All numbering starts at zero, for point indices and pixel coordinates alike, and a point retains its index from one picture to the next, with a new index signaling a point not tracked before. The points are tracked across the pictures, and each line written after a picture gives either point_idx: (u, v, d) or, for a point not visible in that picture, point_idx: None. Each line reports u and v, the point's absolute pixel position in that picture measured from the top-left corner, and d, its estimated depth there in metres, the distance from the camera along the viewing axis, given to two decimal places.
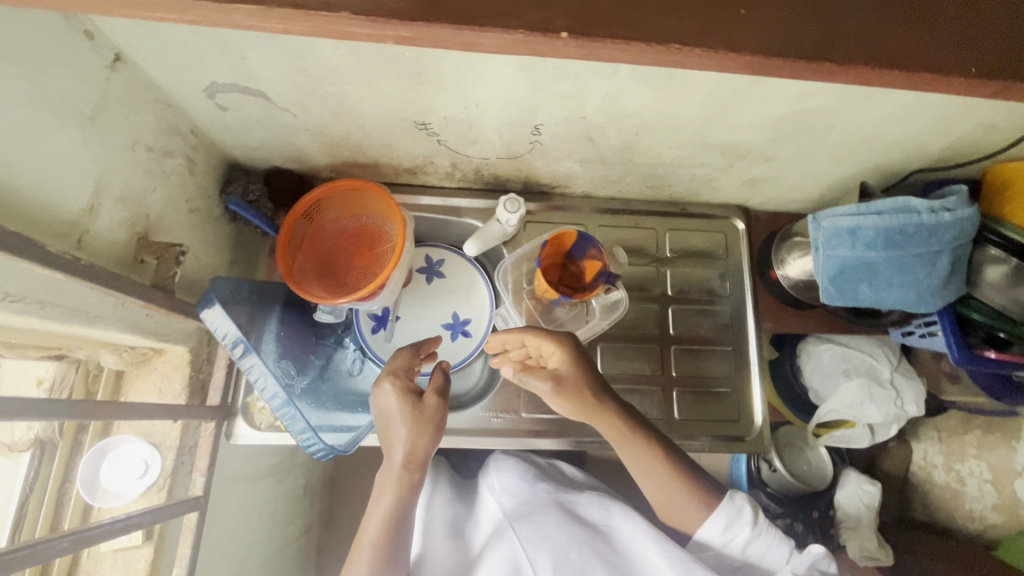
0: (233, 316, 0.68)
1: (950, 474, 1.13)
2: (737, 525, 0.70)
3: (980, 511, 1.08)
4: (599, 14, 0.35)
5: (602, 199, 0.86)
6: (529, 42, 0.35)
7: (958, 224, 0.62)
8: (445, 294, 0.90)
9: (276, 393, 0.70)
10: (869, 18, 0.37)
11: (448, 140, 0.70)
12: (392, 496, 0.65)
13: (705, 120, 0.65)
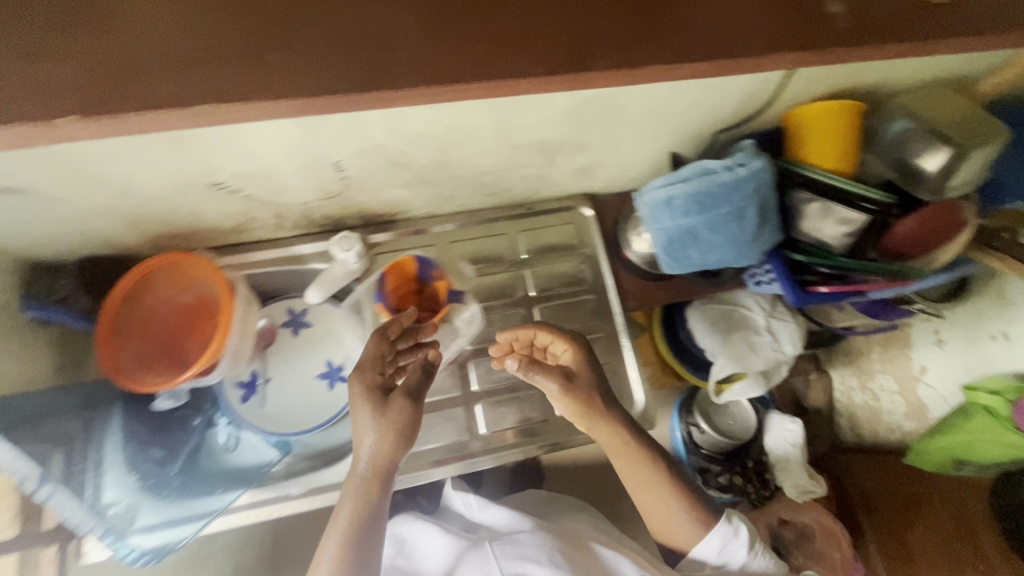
0: (31, 450, 0.64)
1: (866, 393, 1.28)
2: (732, 547, 0.72)
3: (896, 421, 1.23)
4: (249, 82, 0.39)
5: (448, 215, 0.85)
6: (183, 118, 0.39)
7: (753, 175, 0.65)
8: (315, 343, 0.87)
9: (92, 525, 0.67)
10: (500, 37, 0.42)
11: (254, 194, 0.67)
12: (351, 506, 0.65)
13: (501, 125, 0.65)
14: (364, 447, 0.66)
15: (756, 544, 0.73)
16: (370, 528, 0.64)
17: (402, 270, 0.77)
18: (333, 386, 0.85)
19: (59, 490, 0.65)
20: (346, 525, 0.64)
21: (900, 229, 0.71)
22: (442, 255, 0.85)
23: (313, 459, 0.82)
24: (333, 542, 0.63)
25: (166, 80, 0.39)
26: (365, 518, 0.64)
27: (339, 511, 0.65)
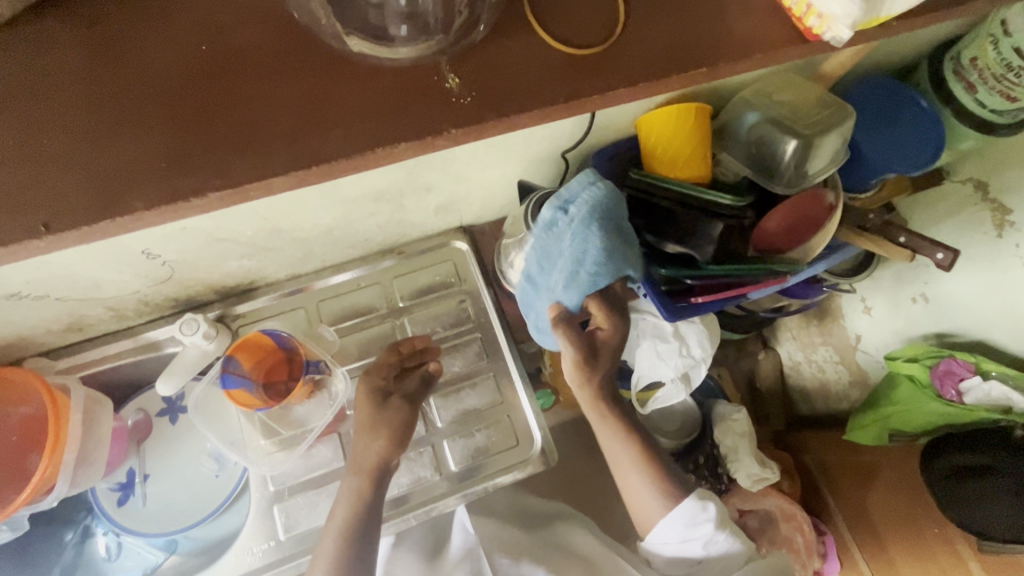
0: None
1: (813, 365, 1.30)
2: (700, 523, 0.70)
3: (843, 391, 1.24)
4: None
5: (314, 272, 0.81)
6: None
7: (583, 205, 0.63)
8: (194, 428, 0.81)
9: None
10: (222, 132, 0.39)
11: (67, 295, 0.62)
12: (349, 506, 0.65)
13: (320, 184, 0.60)
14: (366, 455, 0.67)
15: (725, 525, 0.71)
16: (365, 530, 0.64)
17: (257, 345, 0.72)
18: (217, 472, 0.79)
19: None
20: (343, 523, 0.65)
21: (766, 226, 0.70)
22: (313, 316, 0.80)
23: (203, 556, 0.76)
24: (331, 539, 0.64)
25: None
26: (363, 513, 0.65)
27: (336, 514, 0.65)
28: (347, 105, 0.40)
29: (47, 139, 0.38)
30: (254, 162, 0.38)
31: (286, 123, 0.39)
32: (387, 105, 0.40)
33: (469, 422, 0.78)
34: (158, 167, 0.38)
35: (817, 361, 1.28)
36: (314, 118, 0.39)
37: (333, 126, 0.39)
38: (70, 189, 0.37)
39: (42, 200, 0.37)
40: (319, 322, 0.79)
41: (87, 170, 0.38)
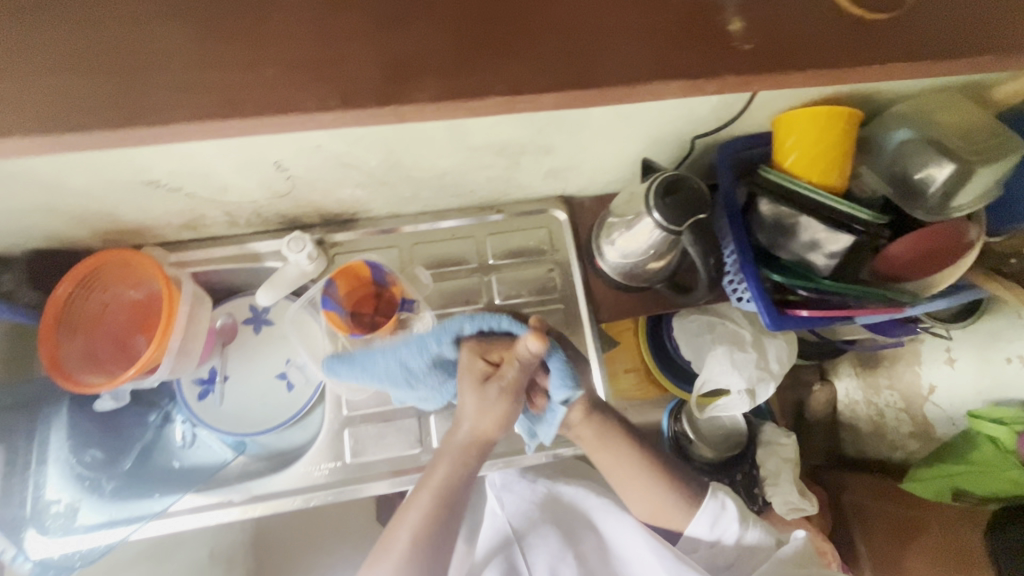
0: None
1: (871, 407, 1.19)
2: (725, 522, 0.77)
3: (900, 439, 1.15)
4: (142, 94, 0.38)
5: (413, 216, 0.82)
6: (88, 135, 0.37)
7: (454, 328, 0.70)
8: (276, 342, 0.85)
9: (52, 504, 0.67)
10: (405, 53, 0.40)
11: (197, 192, 0.65)
12: (447, 470, 0.69)
13: (453, 127, 0.60)
14: (463, 425, 0.69)
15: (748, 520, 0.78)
16: (454, 495, 0.69)
17: (354, 276, 0.74)
18: (292, 387, 0.82)
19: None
20: (438, 489, 0.68)
21: (891, 252, 0.65)
22: (405, 257, 0.81)
23: (269, 460, 0.81)
24: (427, 497, 0.68)
25: (63, 98, 0.37)
26: (459, 485, 0.69)
27: (428, 479, 0.69)
28: (535, 48, 0.41)
29: (247, 37, 0.39)
30: (445, 84, 0.40)
31: (468, 57, 0.40)
32: (577, 55, 0.41)
33: None
34: (358, 87, 0.39)
35: (877, 405, 1.18)
36: (492, 57, 0.40)
37: (505, 71, 0.40)
38: (263, 86, 0.38)
39: (233, 97, 0.38)
40: (411, 264, 0.81)
41: (282, 73, 0.39)
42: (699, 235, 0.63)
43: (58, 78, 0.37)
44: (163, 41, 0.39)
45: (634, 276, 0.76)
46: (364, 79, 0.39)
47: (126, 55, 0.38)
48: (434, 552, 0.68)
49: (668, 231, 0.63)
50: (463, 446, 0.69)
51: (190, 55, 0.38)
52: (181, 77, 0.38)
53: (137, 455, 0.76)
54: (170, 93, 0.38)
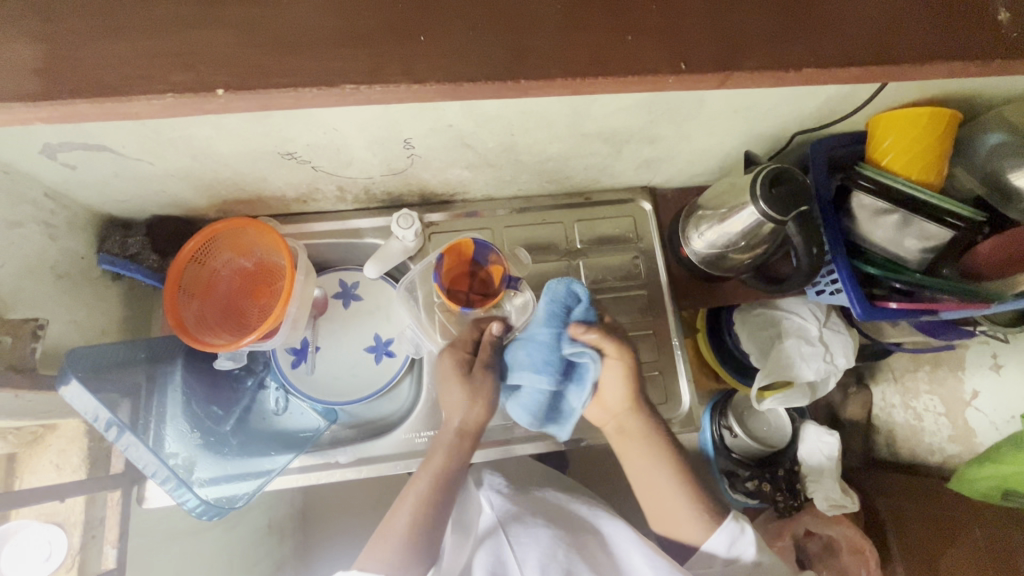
0: (101, 394, 0.61)
1: (909, 412, 1.21)
2: (740, 546, 0.70)
3: (938, 444, 1.15)
4: (349, 48, 0.40)
5: (505, 200, 0.85)
6: (300, 93, 0.40)
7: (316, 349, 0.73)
8: (364, 316, 0.88)
9: (156, 472, 0.62)
10: (588, 26, 0.42)
11: (323, 165, 0.68)
12: (443, 456, 0.72)
13: (574, 112, 0.63)
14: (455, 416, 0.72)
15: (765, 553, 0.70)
16: (452, 484, 0.71)
17: (459, 253, 0.77)
18: (380, 360, 0.86)
19: (136, 442, 0.62)
20: (435, 478, 0.71)
21: (981, 250, 0.67)
22: (497, 239, 0.84)
23: (358, 429, 0.85)
24: (422, 484, 0.70)
25: (279, 57, 0.40)
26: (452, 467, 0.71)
27: (428, 466, 0.71)
28: (747, 29, 0.43)
29: (459, 6, 0.41)
30: (659, 48, 0.43)
31: (648, 36, 0.42)
32: (741, 36, 0.43)
33: None
34: (576, 58, 0.42)
35: (916, 409, 1.19)
36: (671, 37, 0.43)
37: (678, 47, 0.43)
38: (462, 55, 0.41)
39: (446, 64, 0.41)
40: (501, 246, 0.84)
41: (499, 39, 0.41)
42: (805, 224, 0.66)
43: (279, 40, 0.40)
44: (379, 6, 0.41)
45: (719, 265, 0.79)
46: (581, 48, 0.42)
47: (337, 17, 0.40)
48: (430, 539, 0.69)
49: (773, 220, 0.66)
50: (462, 436, 0.72)
51: (392, 20, 0.41)
52: (385, 38, 0.40)
53: (238, 417, 0.79)
54: (374, 50, 0.40)
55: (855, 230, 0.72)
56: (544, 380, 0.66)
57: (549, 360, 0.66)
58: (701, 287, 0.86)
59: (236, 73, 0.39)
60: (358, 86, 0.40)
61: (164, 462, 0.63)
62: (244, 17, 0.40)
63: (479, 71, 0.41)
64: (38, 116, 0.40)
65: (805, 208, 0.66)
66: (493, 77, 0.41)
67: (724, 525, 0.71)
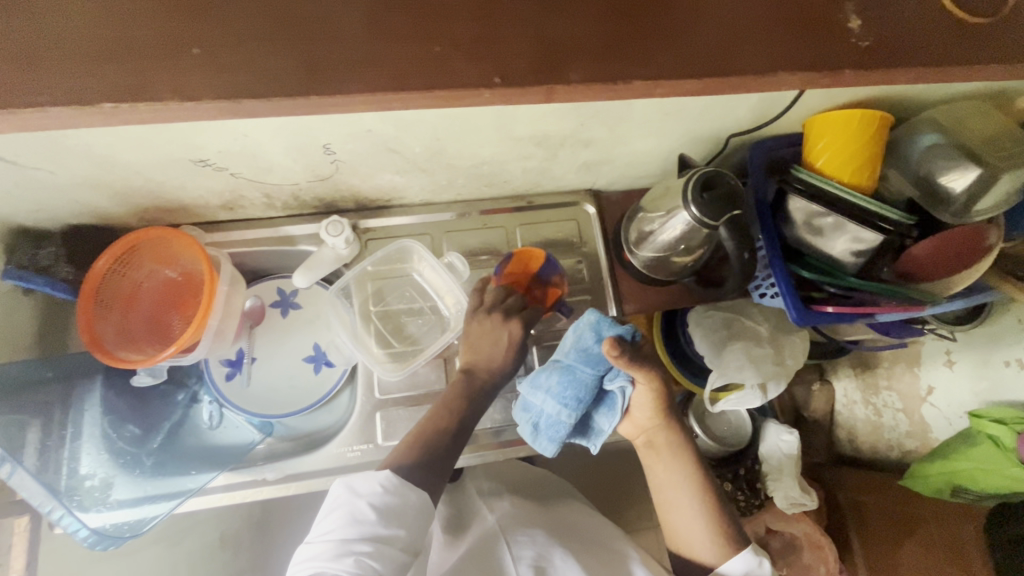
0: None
1: (869, 408, 1.20)
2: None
3: (897, 439, 1.15)
4: (225, 61, 0.39)
5: (444, 204, 0.83)
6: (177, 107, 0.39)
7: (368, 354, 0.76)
8: (303, 325, 0.85)
9: (48, 504, 0.61)
10: (479, 33, 0.42)
11: (242, 172, 0.65)
12: (447, 397, 0.69)
13: (499, 116, 0.61)
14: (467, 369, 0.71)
15: None
16: (454, 423, 0.67)
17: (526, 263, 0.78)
18: (319, 371, 0.83)
19: (26, 472, 0.60)
20: (436, 415, 0.67)
21: (916, 252, 0.67)
22: (437, 244, 0.82)
23: (295, 442, 0.82)
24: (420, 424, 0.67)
25: (154, 72, 0.38)
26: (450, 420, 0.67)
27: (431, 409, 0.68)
28: (579, 36, 0.42)
29: (347, 17, 0.40)
30: (440, 72, 0.41)
31: (540, 46, 0.42)
32: (629, 40, 0.43)
33: None
34: (385, 75, 0.40)
35: (876, 406, 1.19)
36: (561, 44, 0.42)
37: (571, 54, 0.42)
38: (345, 67, 0.40)
39: (234, 81, 0.39)
40: (442, 252, 0.82)
41: (293, 48, 0.39)
42: (736, 229, 0.65)
43: (148, 53, 0.38)
44: (259, 16, 0.40)
45: (662, 270, 0.78)
46: (390, 63, 0.40)
47: (217, 28, 0.39)
48: (428, 473, 0.62)
49: (705, 225, 0.65)
50: (459, 383, 0.70)
51: (270, 29, 0.39)
52: (266, 47, 0.39)
53: (169, 431, 0.76)
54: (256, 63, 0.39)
55: (791, 233, 0.71)
56: (567, 411, 0.67)
57: (575, 393, 0.67)
58: (648, 290, 0.85)
59: (67, 84, 0.37)
60: (129, 93, 0.38)
61: (51, 489, 0.61)
62: (111, 32, 0.39)
63: (367, 81, 0.40)
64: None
65: (737, 213, 0.65)
66: (383, 88, 0.40)
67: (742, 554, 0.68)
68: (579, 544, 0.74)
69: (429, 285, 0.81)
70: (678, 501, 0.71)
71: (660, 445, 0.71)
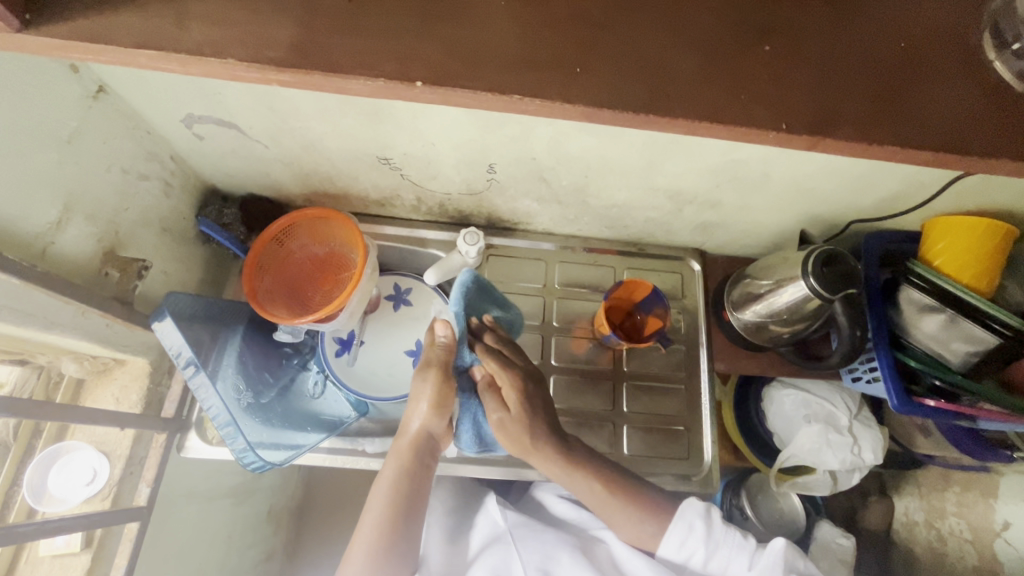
0: (187, 332, 0.68)
1: (931, 532, 1.05)
2: (690, 542, 0.71)
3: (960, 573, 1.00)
4: (451, 67, 0.36)
5: (562, 237, 0.90)
6: (392, 90, 0.36)
7: (316, 377, 0.86)
8: (410, 322, 0.89)
9: (218, 411, 0.68)
10: (769, 77, 0.37)
11: (411, 175, 0.74)
12: (395, 466, 0.69)
13: (648, 167, 0.68)
14: (411, 421, 0.70)
15: (717, 534, 0.71)
16: (406, 497, 0.68)
17: (632, 290, 0.82)
18: (417, 366, 0.86)
19: (206, 383, 0.68)
20: (386, 495, 0.68)
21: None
22: (550, 270, 0.89)
23: (384, 427, 0.84)
24: (380, 497, 0.68)
25: (435, 60, 0.36)
26: (405, 479, 0.69)
27: (387, 465, 0.70)
28: (842, 70, 0.38)
29: (631, 28, 0.37)
30: (695, 99, 0.36)
31: (822, 73, 0.37)
32: (895, 98, 0.38)
33: (645, 418, 0.83)
34: (638, 92, 0.36)
35: (939, 531, 1.04)
36: (832, 70, 0.38)
37: (880, 108, 0.37)
38: (628, 82, 0.36)
39: (517, 67, 0.36)
40: (554, 279, 0.88)
41: (564, 33, 0.37)
42: (850, 306, 0.69)
43: (434, 10, 0.37)
44: (566, 31, 0.37)
45: (761, 334, 0.80)
46: (647, 77, 0.36)
47: None
48: (397, 554, 0.67)
49: (820, 297, 0.68)
50: (406, 445, 0.70)
51: None
52: (494, 55, 0.36)
53: (278, 391, 0.81)
54: (550, 55, 0.36)
55: (901, 324, 0.74)
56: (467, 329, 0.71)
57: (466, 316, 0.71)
58: (739, 352, 0.88)
59: None
60: (397, 65, 0.36)
61: (223, 400, 0.69)
62: None
63: (568, 93, 0.35)
64: (175, 69, 0.37)
65: (852, 292, 0.68)
66: (643, 108, 0.36)
67: (680, 515, 0.72)
68: (577, 540, 0.78)
69: (535, 305, 0.87)
70: (618, 495, 0.72)
71: (629, 494, 0.72)
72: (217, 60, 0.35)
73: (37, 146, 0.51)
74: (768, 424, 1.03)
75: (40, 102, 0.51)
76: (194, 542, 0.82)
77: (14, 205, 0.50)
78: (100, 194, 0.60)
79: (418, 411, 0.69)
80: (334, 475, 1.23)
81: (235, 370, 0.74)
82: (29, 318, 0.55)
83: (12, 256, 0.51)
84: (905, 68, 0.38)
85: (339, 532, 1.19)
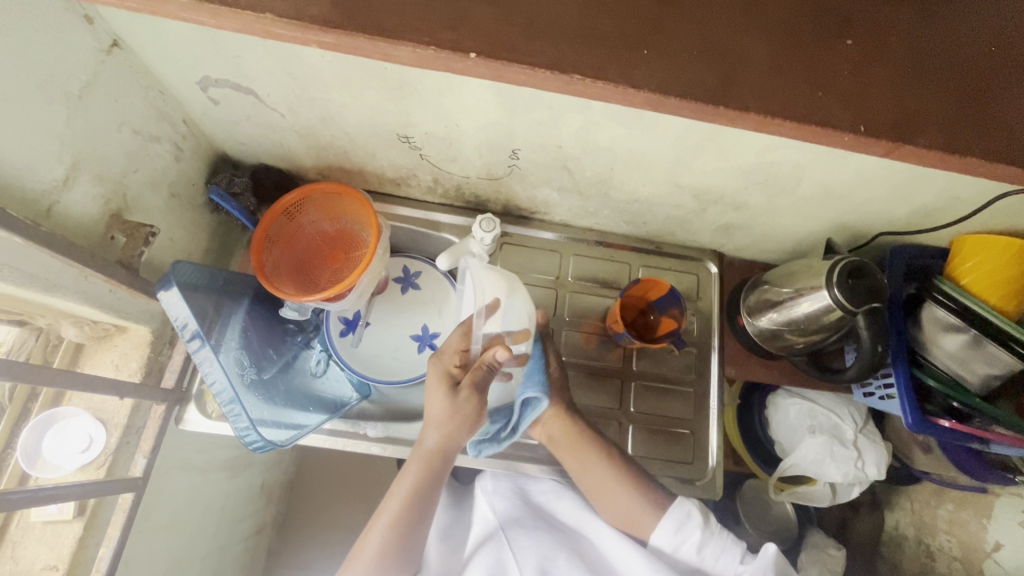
0: (193, 302, 0.66)
1: (920, 548, 1.04)
2: (686, 531, 0.71)
3: None
4: (504, 40, 0.34)
5: (578, 229, 0.88)
6: (439, 59, 0.34)
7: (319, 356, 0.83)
8: (418, 306, 0.87)
9: (222, 387, 0.67)
10: (841, 72, 0.35)
11: (430, 155, 0.72)
12: (416, 476, 0.68)
13: (676, 162, 0.66)
14: (429, 434, 0.67)
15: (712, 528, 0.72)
16: (421, 507, 0.68)
17: (647, 288, 0.80)
18: (422, 351, 0.84)
19: (211, 357, 0.66)
20: (404, 501, 0.68)
21: None
22: (564, 262, 0.87)
23: (388, 412, 0.83)
24: (397, 504, 0.68)
25: (488, 31, 0.34)
26: (425, 486, 0.68)
27: (406, 472, 0.68)
28: (913, 74, 0.36)
29: (700, 9, 0.35)
30: (769, 91, 0.35)
31: (893, 73, 0.36)
32: (964, 108, 0.35)
33: (651, 419, 0.82)
34: (704, 78, 0.34)
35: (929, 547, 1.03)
36: (903, 73, 0.36)
37: (946, 117, 0.35)
38: (695, 66, 0.34)
39: (574, 43, 0.34)
40: (568, 271, 0.87)
41: (626, 9, 0.35)
42: (874, 320, 0.66)
43: None
44: (627, 7, 0.35)
45: (776, 343, 0.78)
46: (718, 64, 0.34)
47: None
48: (405, 555, 0.68)
49: (844, 309, 0.66)
50: (429, 455, 0.68)
51: None
52: (549, 29, 0.34)
53: (280, 368, 0.79)
54: (610, 34, 0.34)
55: (921, 341, 0.72)
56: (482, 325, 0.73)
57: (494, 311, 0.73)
58: (750, 358, 0.86)
59: None
60: (447, 32, 0.33)
61: (228, 376, 0.67)
62: None
63: (630, 76, 0.34)
64: (204, 20, 0.35)
65: (877, 306, 0.66)
66: (704, 95, 0.34)
67: (676, 504, 0.72)
68: (574, 539, 0.77)
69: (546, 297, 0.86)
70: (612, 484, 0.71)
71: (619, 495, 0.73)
72: (250, 14, 0.33)
73: (46, 98, 0.49)
74: (771, 432, 1.02)
75: (53, 52, 0.48)
76: (187, 513, 0.81)
77: (20, 159, 0.48)
78: (109, 154, 0.58)
79: (439, 426, 0.67)
80: (326, 456, 1.21)
81: (238, 347, 0.72)
82: (31, 278, 0.53)
83: (17, 213, 0.49)
84: (994, 77, 0.36)
85: (330, 510, 1.18)
